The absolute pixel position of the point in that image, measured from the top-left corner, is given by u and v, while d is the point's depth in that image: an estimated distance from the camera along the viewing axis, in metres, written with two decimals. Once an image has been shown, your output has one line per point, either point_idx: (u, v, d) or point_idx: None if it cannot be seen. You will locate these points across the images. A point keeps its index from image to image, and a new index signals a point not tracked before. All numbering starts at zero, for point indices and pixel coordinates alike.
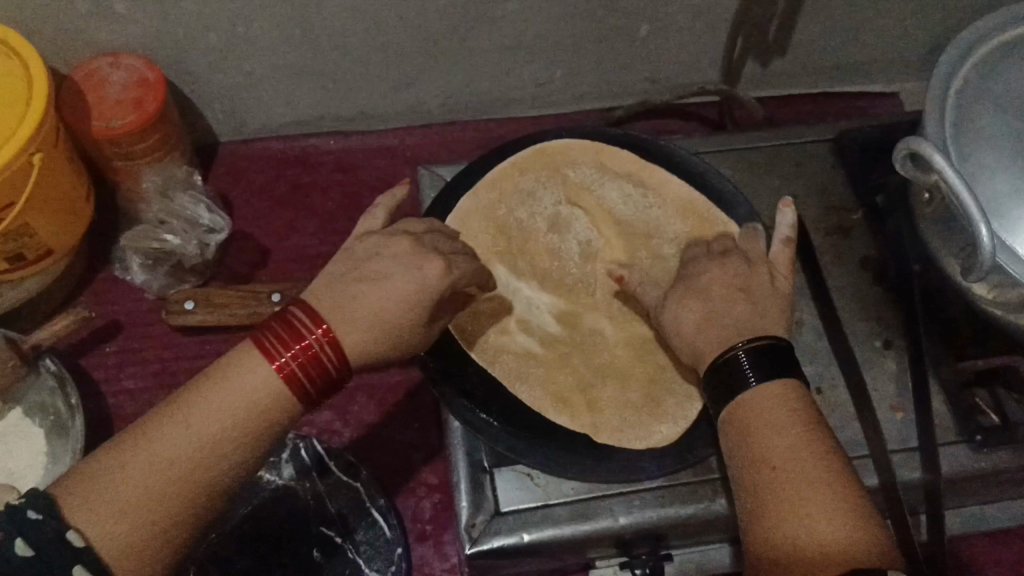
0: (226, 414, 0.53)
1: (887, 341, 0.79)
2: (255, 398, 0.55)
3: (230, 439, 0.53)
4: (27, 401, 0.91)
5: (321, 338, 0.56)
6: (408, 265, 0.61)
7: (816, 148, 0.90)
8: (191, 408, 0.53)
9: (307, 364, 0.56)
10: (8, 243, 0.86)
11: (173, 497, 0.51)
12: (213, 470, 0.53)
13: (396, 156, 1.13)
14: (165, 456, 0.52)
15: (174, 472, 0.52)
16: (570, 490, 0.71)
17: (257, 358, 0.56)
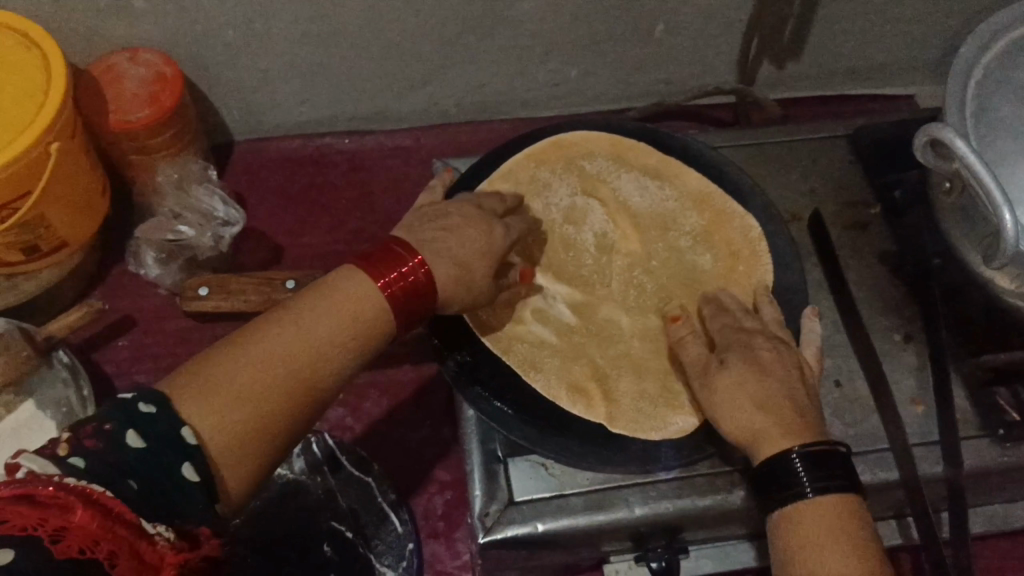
0: (339, 321, 0.56)
1: (907, 335, 0.78)
2: (362, 311, 0.58)
3: (338, 346, 0.56)
4: (41, 395, 0.90)
5: (417, 266, 0.61)
6: (477, 219, 0.66)
7: (833, 144, 0.90)
8: (306, 314, 0.55)
9: (405, 289, 0.59)
10: (25, 233, 0.86)
11: (288, 391, 0.53)
12: (325, 373, 0.55)
13: (411, 155, 1.13)
14: (284, 352, 0.54)
15: (291, 368, 0.53)
16: (585, 481, 0.70)
17: (360, 278, 0.59)
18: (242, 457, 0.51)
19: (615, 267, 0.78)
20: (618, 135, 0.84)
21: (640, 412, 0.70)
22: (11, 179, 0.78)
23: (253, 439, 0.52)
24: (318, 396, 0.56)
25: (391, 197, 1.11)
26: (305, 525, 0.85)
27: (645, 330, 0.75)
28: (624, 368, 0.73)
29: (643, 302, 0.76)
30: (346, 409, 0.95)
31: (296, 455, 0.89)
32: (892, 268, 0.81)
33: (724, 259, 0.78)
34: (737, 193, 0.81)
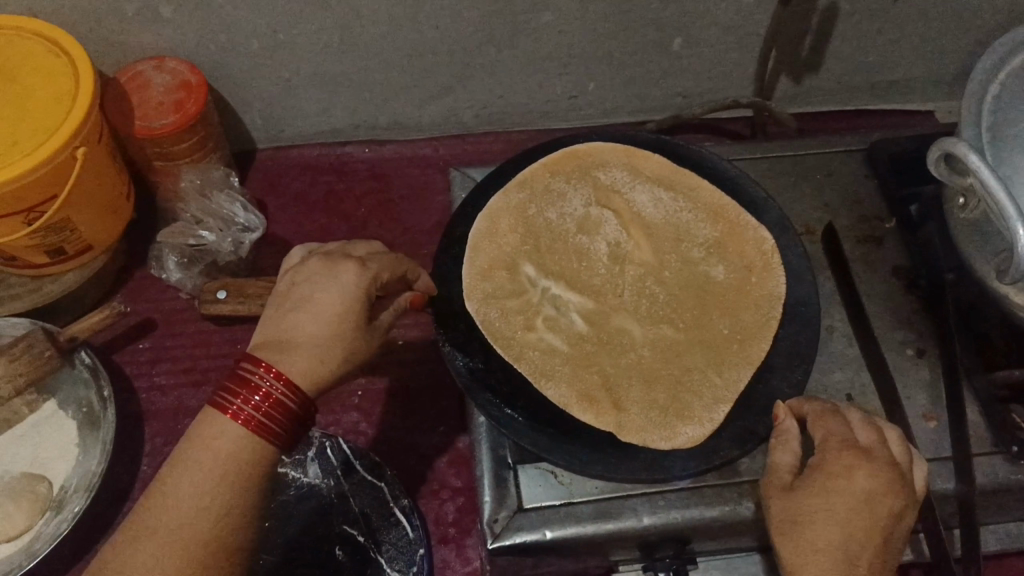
0: (206, 475, 0.56)
1: (920, 349, 0.77)
2: (234, 451, 0.57)
3: (219, 497, 0.56)
4: (62, 393, 0.93)
5: (273, 379, 0.59)
6: (327, 281, 0.64)
7: (848, 159, 0.90)
8: (185, 480, 0.56)
9: (270, 408, 0.58)
10: (51, 235, 0.88)
11: (185, 557, 0.55)
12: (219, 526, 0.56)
13: (429, 164, 1.15)
14: (166, 527, 0.55)
15: (179, 539, 0.55)
16: (594, 489, 0.71)
17: (221, 418, 0.58)
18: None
19: (627, 278, 0.79)
20: (634, 149, 0.86)
21: (649, 421, 0.70)
22: (39, 183, 0.80)
23: None
24: (229, 545, 0.57)
25: (409, 205, 1.12)
26: (313, 534, 0.86)
27: (656, 341, 0.75)
28: (634, 379, 0.73)
29: (656, 312, 0.77)
30: (360, 414, 0.96)
31: (310, 460, 0.90)
32: (905, 282, 0.81)
33: (736, 271, 0.78)
34: (751, 205, 0.81)
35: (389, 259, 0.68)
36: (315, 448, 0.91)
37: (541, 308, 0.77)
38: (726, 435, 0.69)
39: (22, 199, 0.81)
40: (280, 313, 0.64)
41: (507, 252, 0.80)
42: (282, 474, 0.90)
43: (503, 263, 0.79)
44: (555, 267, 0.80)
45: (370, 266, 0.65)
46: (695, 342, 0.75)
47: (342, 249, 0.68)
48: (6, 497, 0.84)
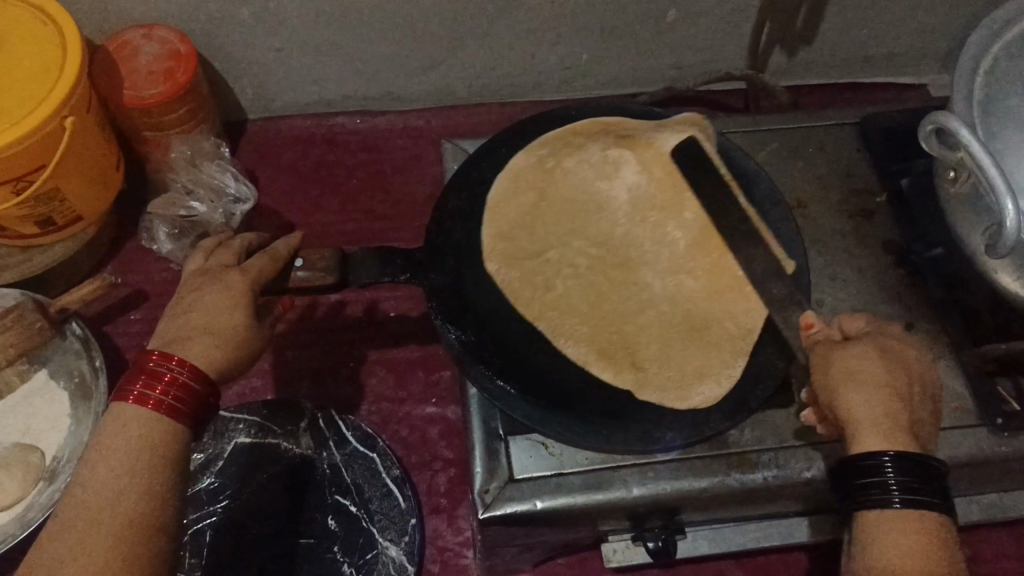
0: (124, 457, 0.55)
1: (908, 323, 0.77)
2: (149, 434, 0.56)
3: (139, 478, 0.54)
4: (53, 363, 0.93)
5: (174, 367, 0.58)
6: (209, 283, 0.64)
7: (840, 133, 0.89)
8: (99, 466, 0.54)
9: (176, 392, 0.58)
10: (40, 206, 0.87)
11: (118, 541, 0.51)
12: (147, 506, 0.53)
13: (420, 136, 1.14)
14: (89, 514, 0.52)
15: (104, 524, 0.52)
16: (585, 460, 0.71)
17: (129, 409, 0.57)
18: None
19: (619, 254, 0.79)
20: (627, 118, 0.85)
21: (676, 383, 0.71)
22: (25, 153, 0.79)
23: None
24: (160, 527, 0.54)
25: (401, 177, 1.12)
26: (288, 506, 0.87)
27: (674, 295, 0.79)
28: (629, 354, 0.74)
29: (679, 261, 0.80)
30: (352, 385, 0.96)
31: (302, 431, 0.91)
32: (896, 257, 0.81)
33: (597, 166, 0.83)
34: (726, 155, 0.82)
35: (267, 257, 0.68)
36: (307, 419, 0.92)
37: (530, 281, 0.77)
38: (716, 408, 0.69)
39: (10, 169, 0.80)
40: (168, 318, 0.64)
41: (498, 223, 0.80)
42: (273, 444, 0.90)
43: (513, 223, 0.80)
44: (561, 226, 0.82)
45: (250, 270, 0.66)
46: (698, 314, 0.77)
47: (214, 260, 0.68)
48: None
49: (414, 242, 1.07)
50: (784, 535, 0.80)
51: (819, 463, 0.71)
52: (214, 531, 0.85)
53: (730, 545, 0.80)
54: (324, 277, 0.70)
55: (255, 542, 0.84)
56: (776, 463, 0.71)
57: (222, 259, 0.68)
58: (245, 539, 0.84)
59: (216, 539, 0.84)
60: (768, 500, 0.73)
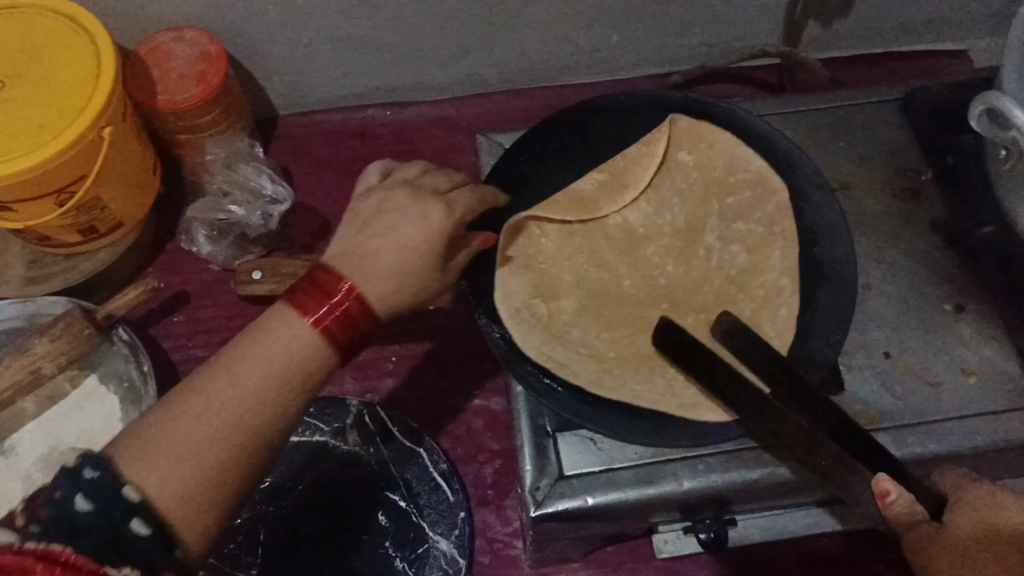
0: (271, 361, 0.51)
1: (959, 305, 0.76)
2: (301, 346, 0.53)
3: (275, 394, 0.51)
4: (102, 369, 0.94)
5: (346, 294, 0.55)
6: (408, 210, 0.60)
7: (883, 108, 0.87)
8: (241, 359, 0.51)
9: (341, 322, 0.54)
10: (83, 215, 0.88)
11: (218, 448, 0.48)
12: (258, 412, 0.50)
13: (452, 126, 1.13)
14: (215, 399, 0.49)
15: (224, 427, 0.49)
16: (634, 455, 0.71)
17: (290, 313, 0.54)
18: (186, 539, 0.47)
19: None
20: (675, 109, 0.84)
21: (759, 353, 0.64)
22: (67, 165, 0.80)
23: (201, 497, 0.47)
24: (263, 441, 0.51)
25: (434, 168, 1.11)
26: (340, 503, 0.89)
27: None
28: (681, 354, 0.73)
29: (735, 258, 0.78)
30: (396, 380, 0.97)
31: (349, 428, 0.92)
32: (943, 236, 0.79)
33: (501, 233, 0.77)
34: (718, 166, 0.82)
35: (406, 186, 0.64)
36: (353, 416, 0.92)
37: None
38: None
39: (52, 181, 0.81)
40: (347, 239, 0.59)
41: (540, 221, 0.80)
42: (321, 443, 0.91)
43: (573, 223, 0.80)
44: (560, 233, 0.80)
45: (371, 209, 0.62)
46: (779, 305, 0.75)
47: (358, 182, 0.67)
48: None
49: None
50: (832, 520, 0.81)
51: None
52: (268, 530, 0.87)
53: (779, 533, 0.81)
54: None
55: (308, 540, 0.86)
56: None
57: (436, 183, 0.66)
58: (299, 537, 0.86)
59: (271, 538, 0.86)
60: (819, 491, 0.73)
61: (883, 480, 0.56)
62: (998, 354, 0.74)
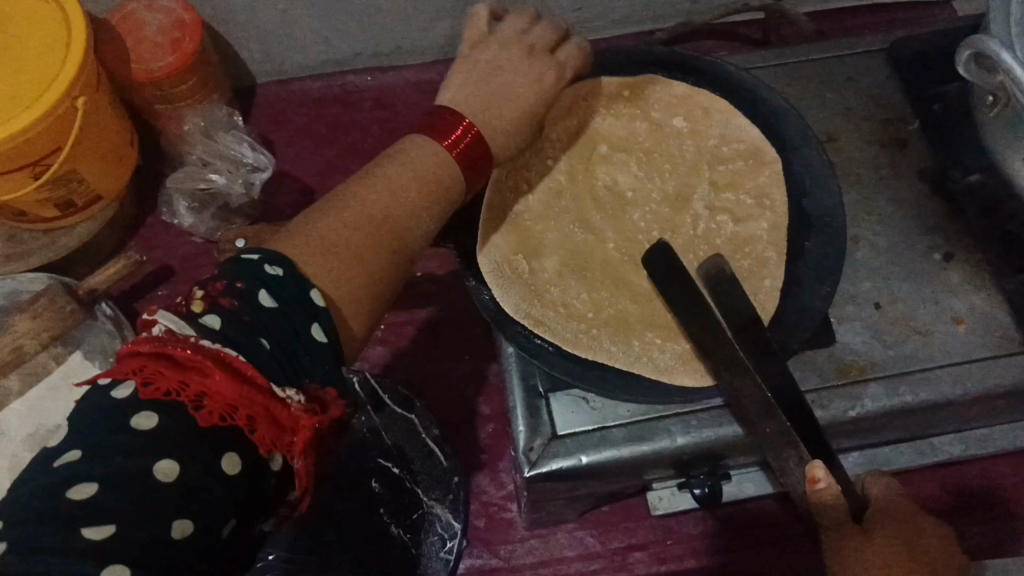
0: (412, 178, 0.68)
1: (948, 254, 0.76)
2: (433, 171, 0.69)
3: (419, 199, 0.67)
4: (88, 343, 0.93)
5: (470, 131, 0.71)
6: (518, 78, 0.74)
7: (869, 58, 0.86)
8: (386, 176, 0.67)
9: (463, 148, 0.71)
10: (60, 189, 0.87)
11: (381, 241, 0.65)
12: (398, 216, 0.66)
13: (434, 90, 1.12)
14: (371, 202, 0.66)
15: (379, 227, 0.65)
16: (627, 413, 0.70)
17: (424, 143, 0.70)
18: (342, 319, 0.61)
19: (649, 203, 0.77)
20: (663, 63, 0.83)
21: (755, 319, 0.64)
22: (42, 137, 0.78)
23: (368, 287, 0.63)
24: (412, 235, 0.67)
25: None
26: None
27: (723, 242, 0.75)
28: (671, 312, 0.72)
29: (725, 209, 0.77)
30: (386, 347, 0.97)
31: None
32: (931, 185, 0.79)
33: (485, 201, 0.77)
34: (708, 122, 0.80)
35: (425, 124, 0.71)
36: None
37: (561, 235, 0.77)
38: None
39: (26, 154, 0.79)
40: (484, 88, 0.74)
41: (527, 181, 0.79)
42: None
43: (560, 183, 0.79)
44: (542, 196, 0.78)
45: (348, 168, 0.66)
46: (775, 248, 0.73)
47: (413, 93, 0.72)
48: None
49: None
50: None
51: (863, 401, 0.69)
52: None
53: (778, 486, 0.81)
54: None
55: None
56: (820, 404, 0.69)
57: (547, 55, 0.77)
58: None
59: None
60: None
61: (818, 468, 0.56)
62: (987, 301, 0.74)
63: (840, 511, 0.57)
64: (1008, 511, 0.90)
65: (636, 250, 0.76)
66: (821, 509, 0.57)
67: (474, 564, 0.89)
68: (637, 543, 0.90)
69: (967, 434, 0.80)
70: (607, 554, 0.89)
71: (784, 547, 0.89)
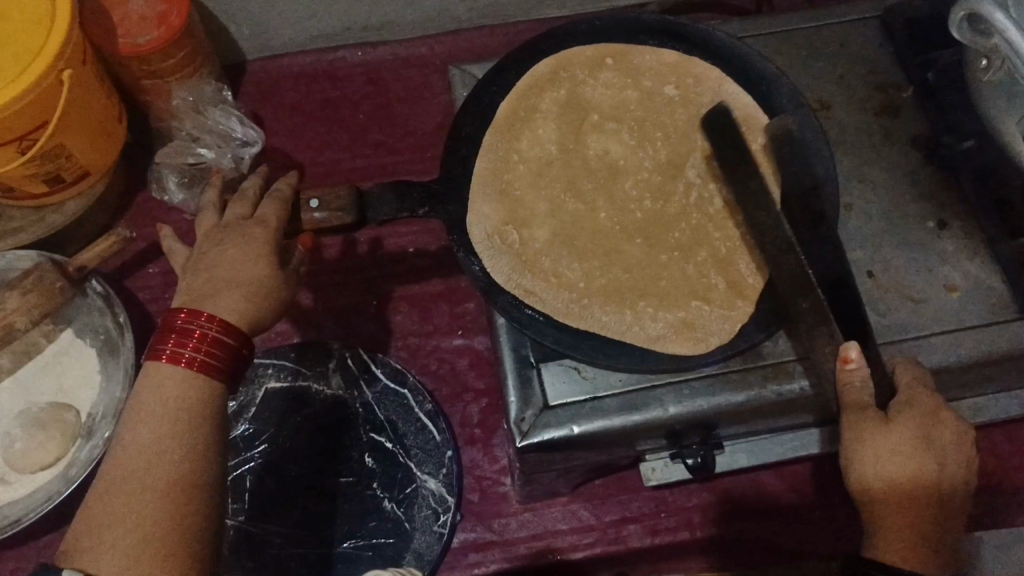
0: (167, 416, 0.52)
1: (942, 221, 0.75)
2: (180, 394, 0.53)
3: (183, 435, 0.52)
4: (77, 322, 0.92)
5: (210, 325, 0.55)
6: (229, 239, 0.60)
7: (862, 26, 0.85)
8: (138, 428, 0.52)
9: (209, 348, 0.55)
10: (47, 164, 0.86)
11: (155, 500, 0.49)
12: (180, 469, 0.50)
13: (424, 64, 1.11)
14: (129, 468, 0.50)
15: (149, 485, 0.49)
16: (619, 382, 0.69)
17: (162, 366, 0.54)
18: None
19: (641, 171, 0.77)
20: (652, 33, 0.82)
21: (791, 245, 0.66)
22: (27, 111, 0.77)
23: (160, 537, 0.48)
24: (202, 485, 0.51)
25: (408, 108, 1.09)
26: (323, 449, 0.88)
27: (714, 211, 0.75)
28: (663, 281, 0.72)
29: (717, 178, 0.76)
30: (378, 323, 0.97)
31: (332, 371, 0.91)
32: (925, 153, 0.78)
33: (478, 175, 0.76)
34: (700, 90, 0.79)
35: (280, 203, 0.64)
36: (335, 359, 0.92)
37: (550, 207, 0.76)
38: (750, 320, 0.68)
39: (14, 128, 0.78)
40: (187, 277, 0.59)
41: (517, 152, 0.78)
42: (304, 387, 0.90)
43: (550, 154, 0.78)
44: (531, 167, 0.78)
45: (268, 222, 0.62)
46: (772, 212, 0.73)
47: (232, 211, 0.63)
48: (37, 427, 0.86)
49: (428, 174, 1.05)
50: (817, 443, 0.80)
51: None
52: (256, 476, 0.86)
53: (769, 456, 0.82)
54: (341, 216, 0.66)
55: (296, 484, 0.86)
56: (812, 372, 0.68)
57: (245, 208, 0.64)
58: (286, 481, 0.86)
59: (260, 485, 0.86)
60: (803, 412, 0.73)
61: (851, 348, 0.57)
62: (981, 269, 0.73)
63: (862, 395, 0.57)
64: (1001, 482, 0.89)
65: (628, 220, 0.75)
66: (845, 393, 0.58)
67: (468, 538, 0.88)
68: (631, 516, 0.90)
69: (962, 402, 0.79)
70: (601, 527, 0.89)
71: (776, 518, 0.89)
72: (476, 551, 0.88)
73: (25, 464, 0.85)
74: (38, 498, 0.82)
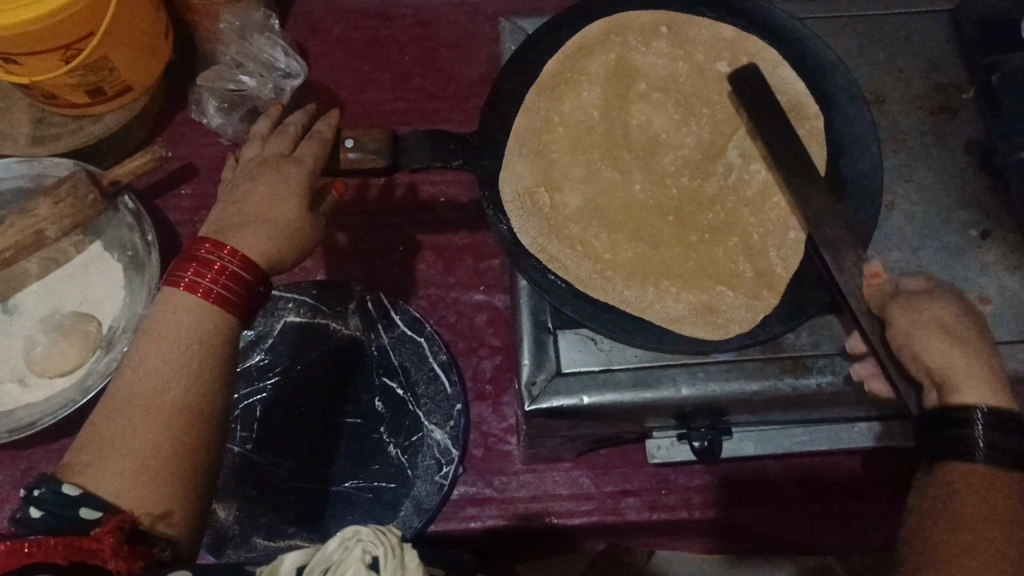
0: (179, 344, 0.52)
1: (985, 231, 0.73)
2: (194, 321, 0.53)
3: (196, 363, 0.52)
4: (107, 236, 0.93)
5: (231, 260, 0.55)
6: (266, 176, 0.60)
7: (930, 19, 0.82)
8: (147, 354, 0.52)
9: (226, 282, 0.55)
10: (90, 74, 0.86)
11: (161, 426, 0.50)
12: (189, 398, 0.51)
13: (476, 12, 1.09)
14: (137, 391, 0.51)
15: (155, 409, 0.50)
16: (635, 357, 0.69)
17: (177, 294, 0.54)
18: (164, 516, 0.49)
19: (683, 147, 0.75)
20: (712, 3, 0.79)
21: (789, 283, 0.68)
22: (75, 20, 0.77)
23: (164, 463, 0.49)
24: (207, 416, 0.52)
25: (454, 55, 1.07)
26: (334, 388, 0.89)
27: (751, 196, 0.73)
28: (691, 261, 0.70)
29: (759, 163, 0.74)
30: (402, 269, 0.97)
31: (351, 313, 0.91)
32: (976, 160, 0.76)
33: (515, 133, 0.75)
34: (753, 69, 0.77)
35: (318, 142, 0.64)
36: (355, 301, 0.91)
37: (584, 173, 0.75)
38: (774, 311, 0.67)
39: (60, 36, 0.77)
40: (221, 206, 0.60)
41: (559, 114, 0.77)
42: (323, 325, 0.91)
43: (591, 120, 0.77)
44: (570, 131, 0.77)
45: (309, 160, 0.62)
46: None
47: (271, 147, 0.63)
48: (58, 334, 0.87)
49: (467, 125, 1.03)
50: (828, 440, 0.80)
51: None
52: (266, 408, 0.88)
53: (773, 447, 0.81)
54: (374, 159, 0.66)
55: (306, 418, 0.88)
56: (831, 369, 0.67)
57: (285, 143, 0.64)
58: (296, 414, 0.88)
59: (269, 416, 0.87)
60: (816, 408, 0.72)
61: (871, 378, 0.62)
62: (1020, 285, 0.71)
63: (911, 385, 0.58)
64: None
65: (662, 194, 0.73)
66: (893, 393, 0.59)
67: (468, 491, 0.89)
68: (631, 489, 0.90)
69: None
70: (600, 497, 0.90)
71: (776, 508, 0.89)
72: (474, 505, 0.89)
73: (45, 369, 0.86)
74: (53, 404, 0.83)
